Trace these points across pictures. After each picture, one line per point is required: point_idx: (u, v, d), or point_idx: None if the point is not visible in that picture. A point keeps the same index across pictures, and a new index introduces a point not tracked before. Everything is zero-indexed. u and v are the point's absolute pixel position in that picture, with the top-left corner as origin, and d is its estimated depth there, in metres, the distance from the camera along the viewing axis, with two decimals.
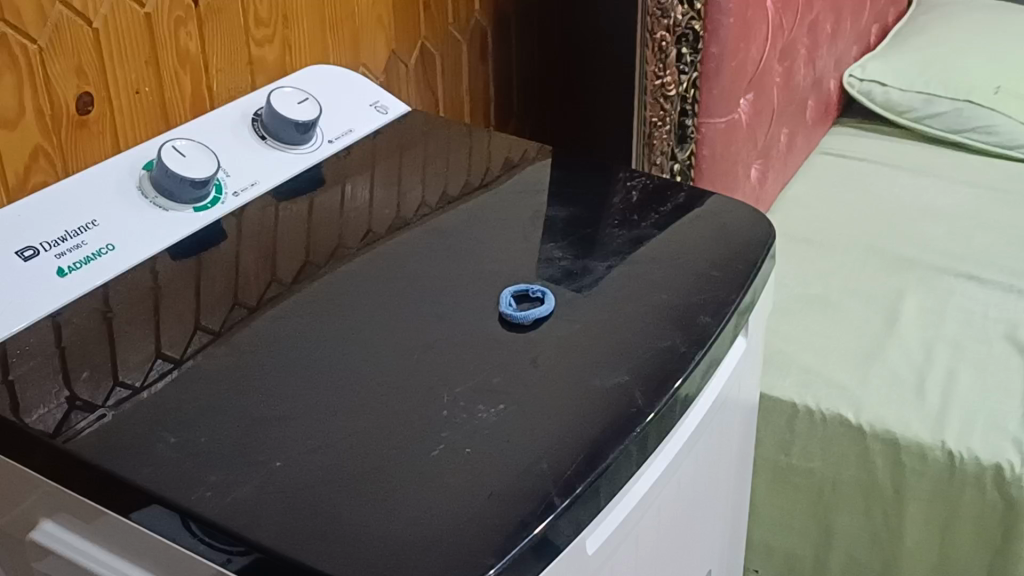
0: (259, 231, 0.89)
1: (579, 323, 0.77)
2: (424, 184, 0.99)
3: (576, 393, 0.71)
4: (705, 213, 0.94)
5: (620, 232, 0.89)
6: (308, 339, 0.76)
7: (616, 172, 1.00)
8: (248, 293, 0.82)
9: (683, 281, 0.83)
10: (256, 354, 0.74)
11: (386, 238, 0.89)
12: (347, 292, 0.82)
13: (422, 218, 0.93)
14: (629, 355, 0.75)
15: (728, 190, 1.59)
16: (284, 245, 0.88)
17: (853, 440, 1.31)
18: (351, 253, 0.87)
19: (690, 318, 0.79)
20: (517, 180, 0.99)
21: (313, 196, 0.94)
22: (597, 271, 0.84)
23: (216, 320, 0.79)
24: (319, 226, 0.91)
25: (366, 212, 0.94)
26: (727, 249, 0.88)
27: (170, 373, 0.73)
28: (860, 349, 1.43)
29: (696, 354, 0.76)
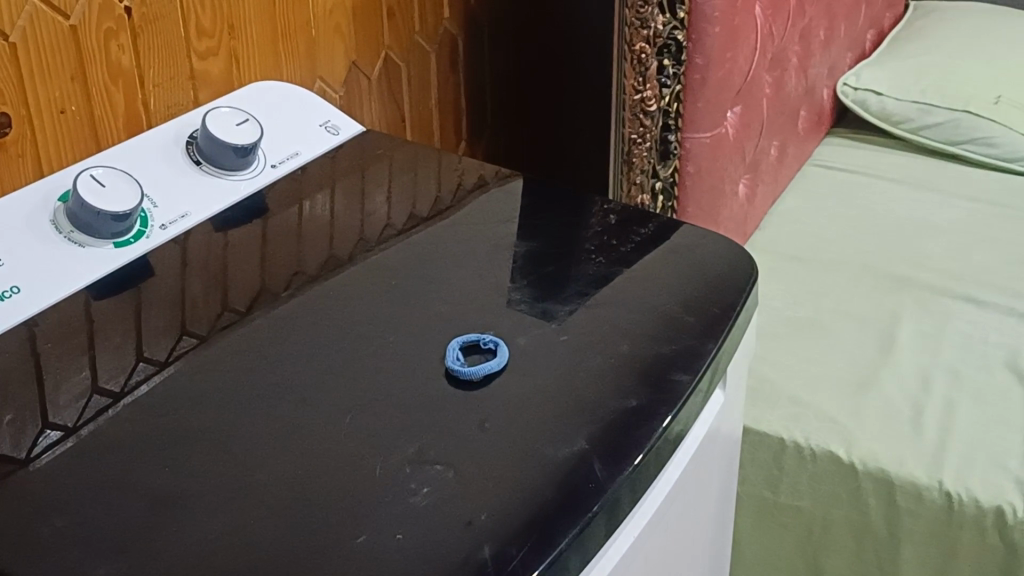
0: (196, 265, 0.82)
1: (533, 379, 0.69)
2: (376, 213, 0.90)
3: (527, 464, 0.63)
4: (680, 248, 0.85)
5: (598, 258, 0.83)
6: (229, 399, 0.68)
7: (586, 201, 0.92)
8: (198, 321, 0.76)
9: (653, 328, 0.75)
10: (169, 417, 0.66)
11: (323, 278, 0.81)
12: (280, 341, 0.74)
13: (364, 254, 0.85)
14: (588, 417, 0.66)
15: (714, 207, 1.50)
16: (217, 283, 0.80)
17: (844, 478, 1.23)
18: (285, 297, 0.79)
19: (659, 373, 0.71)
20: (476, 211, 0.91)
21: (246, 229, 0.86)
22: (558, 316, 0.75)
23: (161, 351, 0.73)
24: (259, 261, 0.83)
25: (309, 245, 0.86)
26: (704, 290, 0.80)
27: (107, 412, 0.67)
28: (851, 378, 1.34)
29: (665, 415, 0.67)
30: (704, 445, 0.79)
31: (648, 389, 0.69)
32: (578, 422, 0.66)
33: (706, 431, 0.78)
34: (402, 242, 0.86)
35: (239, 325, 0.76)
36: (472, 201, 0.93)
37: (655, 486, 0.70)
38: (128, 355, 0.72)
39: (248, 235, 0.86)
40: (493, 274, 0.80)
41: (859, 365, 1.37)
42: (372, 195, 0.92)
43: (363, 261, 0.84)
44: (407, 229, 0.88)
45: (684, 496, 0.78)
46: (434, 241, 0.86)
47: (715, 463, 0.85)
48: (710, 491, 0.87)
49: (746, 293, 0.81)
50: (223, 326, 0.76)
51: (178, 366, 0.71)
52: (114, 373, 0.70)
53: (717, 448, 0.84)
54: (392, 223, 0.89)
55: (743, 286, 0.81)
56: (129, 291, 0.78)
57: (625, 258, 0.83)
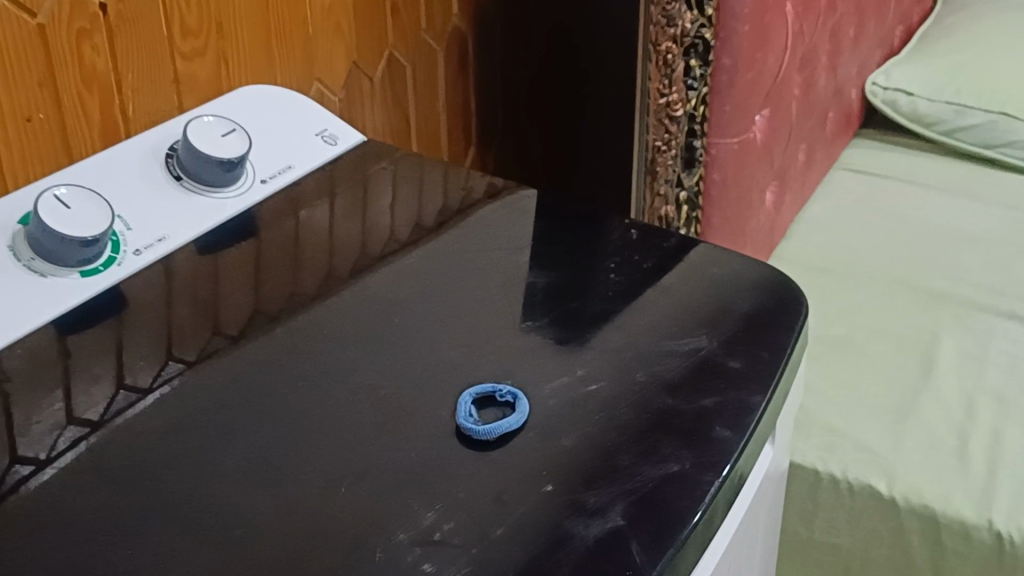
0: (180, 292, 0.73)
1: (556, 441, 0.59)
2: (376, 236, 0.81)
3: (553, 546, 0.53)
4: (718, 280, 0.76)
5: (616, 275, 0.75)
6: (204, 462, 0.58)
7: (608, 222, 0.82)
8: (187, 349, 0.68)
9: (693, 377, 0.65)
10: (135, 485, 0.57)
11: (317, 304, 0.73)
12: (264, 390, 0.64)
13: (361, 274, 0.76)
14: (621, 486, 0.57)
15: (741, 218, 1.41)
16: (196, 315, 0.71)
17: (885, 514, 1.14)
18: (274, 331, 0.70)
19: (701, 433, 0.61)
20: (490, 231, 0.81)
21: (232, 254, 0.77)
22: (584, 362, 0.66)
23: (146, 377, 0.65)
24: (245, 287, 0.74)
25: (302, 271, 0.76)
26: (748, 328, 0.70)
27: (84, 441, 0.60)
28: (890, 406, 1.25)
29: (710, 483, 0.58)
30: (754, 507, 0.69)
31: (689, 451, 0.60)
32: (609, 493, 0.56)
33: (758, 491, 0.68)
34: (398, 260, 0.78)
35: (219, 363, 0.66)
36: (470, 215, 0.84)
37: (701, 564, 0.60)
38: (106, 382, 0.64)
39: (233, 261, 0.76)
40: (508, 311, 0.71)
41: (897, 391, 1.27)
42: (369, 215, 0.83)
43: (356, 284, 0.75)
44: (399, 245, 0.80)
45: (733, 567, 0.68)
46: (441, 269, 0.77)
47: (767, 521, 0.74)
48: (761, 553, 0.76)
49: (798, 332, 0.71)
50: (202, 365, 0.66)
51: (163, 394, 0.64)
52: (91, 403, 0.63)
53: (769, 506, 0.74)
54: (396, 233, 0.81)
55: (794, 324, 0.71)
56: (95, 326, 0.69)
57: (645, 271, 0.76)
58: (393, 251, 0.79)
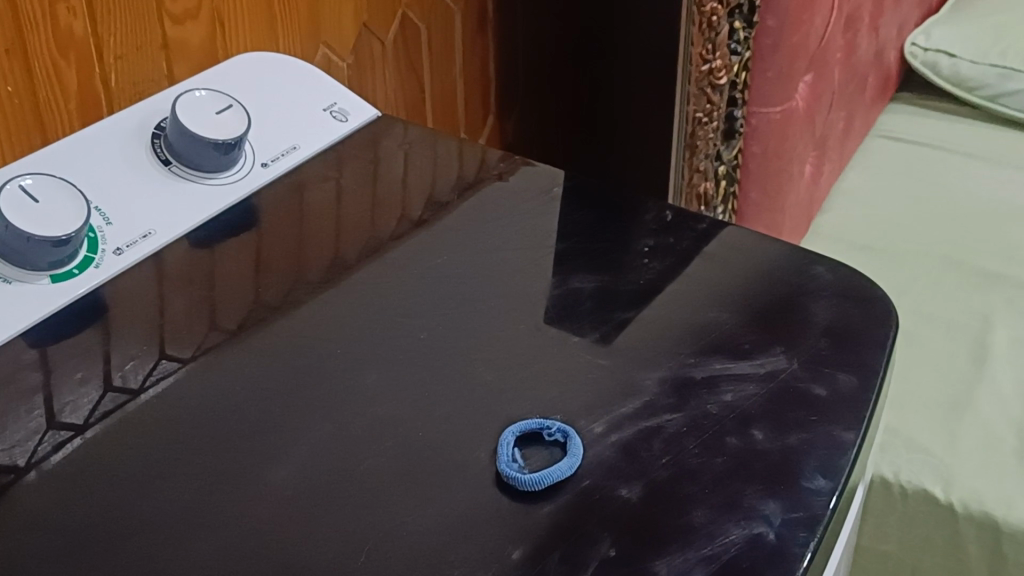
0: (172, 290, 0.63)
1: (615, 493, 0.50)
2: (388, 228, 0.70)
3: None
4: (789, 281, 0.65)
5: (652, 262, 0.66)
6: (194, 518, 0.48)
7: (644, 207, 0.72)
8: (181, 347, 0.59)
9: (772, 407, 0.55)
10: (111, 549, 0.47)
11: (309, 295, 0.63)
12: (265, 424, 0.54)
13: (365, 258, 0.67)
14: (698, 550, 0.47)
15: (780, 192, 1.30)
16: (186, 323, 0.61)
17: (940, 521, 1.05)
18: (272, 343, 0.60)
19: (788, 484, 0.51)
20: (519, 218, 0.71)
21: (229, 249, 0.67)
22: (642, 389, 0.56)
23: (135, 375, 0.57)
24: (239, 288, 0.64)
25: (308, 270, 0.66)
26: (833, 344, 0.60)
27: (69, 445, 0.52)
28: (942, 400, 1.15)
29: (803, 548, 0.48)
30: (839, 558, 0.59)
31: (776, 505, 0.50)
32: (685, 559, 0.47)
33: (844, 540, 0.59)
34: (402, 246, 0.69)
35: (211, 386, 0.56)
36: (473, 193, 0.74)
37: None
38: (90, 382, 0.56)
39: (226, 259, 0.66)
40: (550, 325, 0.61)
41: (949, 383, 1.18)
42: (378, 198, 0.73)
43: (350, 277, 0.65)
44: (385, 241, 0.69)
45: None
46: (468, 269, 0.66)
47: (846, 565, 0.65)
48: None
49: (887, 351, 0.60)
50: (191, 387, 0.56)
51: (155, 390, 0.56)
52: (73, 397, 0.55)
53: (849, 548, 0.64)
54: (408, 211, 0.72)
55: (882, 341, 0.61)
56: (68, 340, 0.58)
57: (679, 256, 0.67)
58: (403, 247, 0.69)
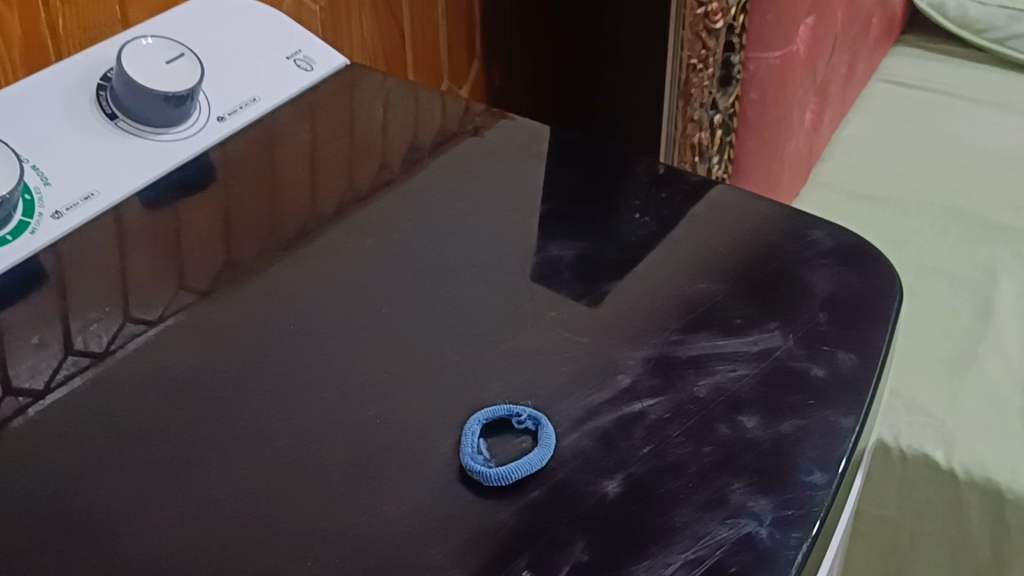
0: (139, 246, 0.59)
1: (591, 489, 0.45)
2: (361, 188, 0.66)
3: None
4: (785, 248, 0.60)
5: (645, 217, 0.62)
6: (130, 519, 0.44)
7: (630, 164, 0.66)
8: (151, 307, 0.56)
9: (765, 391, 0.50)
10: (35, 555, 0.43)
11: (254, 274, 0.58)
12: (212, 410, 0.49)
13: (315, 228, 0.62)
14: (681, 553, 0.43)
15: (778, 141, 1.25)
16: (130, 295, 0.56)
17: (941, 486, 1.01)
18: (224, 319, 0.55)
19: (781, 478, 0.46)
20: (496, 179, 0.66)
21: (182, 214, 0.62)
22: (623, 370, 0.51)
23: (99, 339, 0.53)
24: (193, 256, 0.59)
25: (267, 237, 0.61)
26: (832, 318, 0.55)
27: (27, 413, 0.49)
28: (945, 358, 1.11)
29: (795, 551, 0.44)
30: (834, 548, 0.55)
31: (767, 501, 0.45)
32: (666, 564, 0.42)
33: (841, 530, 0.54)
34: (368, 208, 0.64)
35: (156, 367, 0.52)
36: (444, 151, 0.69)
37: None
38: (50, 346, 0.52)
39: (179, 224, 0.61)
40: (525, 298, 0.56)
41: (952, 341, 1.13)
42: (351, 150, 0.68)
43: (306, 246, 0.61)
44: (353, 195, 0.65)
45: None
46: (439, 234, 0.61)
47: (842, 550, 0.61)
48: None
49: (890, 327, 0.55)
50: (132, 368, 0.52)
51: (123, 352, 0.53)
52: (32, 364, 0.51)
53: (846, 533, 0.60)
54: (388, 158, 0.68)
55: (886, 316, 0.56)
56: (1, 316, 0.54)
57: (669, 214, 0.62)
58: (363, 212, 0.64)
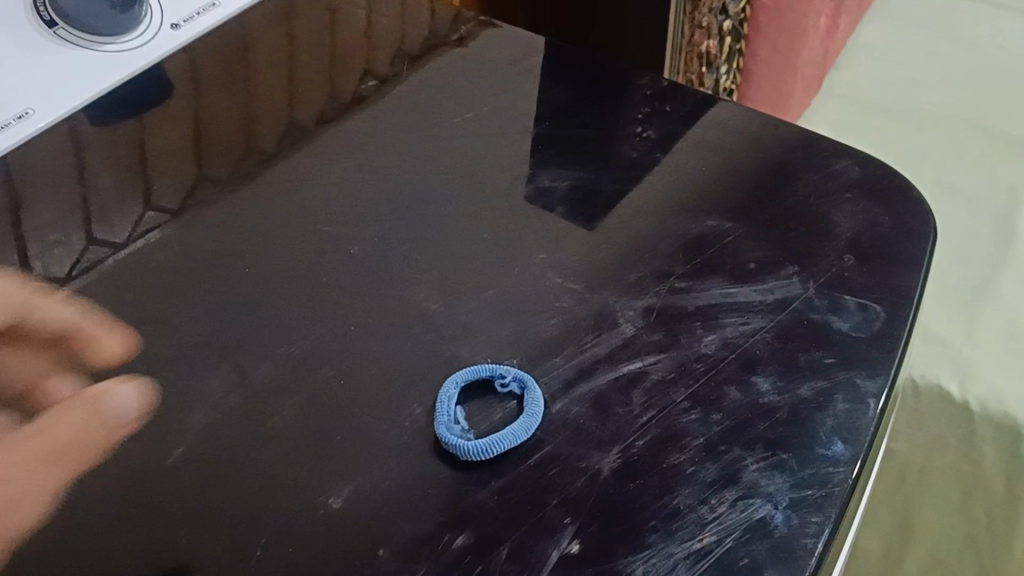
0: (98, 169, 0.53)
1: (584, 465, 0.40)
2: (344, 96, 0.59)
3: None
4: (806, 179, 0.53)
5: (647, 132, 0.56)
6: (64, 490, 0.39)
7: (629, 79, 0.59)
8: (112, 228, 0.50)
9: (781, 347, 0.45)
10: None
11: (235, 188, 0.53)
12: (157, 367, 0.44)
13: (291, 145, 0.56)
14: (685, 544, 0.37)
15: (792, 48, 1.17)
16: (74, 217, 0.50)
17: (954, 422, 0.92)
18: (175, 258, 0.49)
19: (798, 453, 0.41)
20: (484, 90, 0.59)
21: (144, 130, 0.55)
22: (621, 323, 0.45)
23: (60, 263, 0.48)
24: (155, 179, 0.53)
25: (235, 155, 0.55)
26: (859, 262, 0.49)
27: None
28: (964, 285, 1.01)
29: (815, 539, 0.38)
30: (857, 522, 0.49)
31: (782, 479, 0.40)
32: (667, 557, 0.37)
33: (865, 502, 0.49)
34: (343, 124, 0.57)
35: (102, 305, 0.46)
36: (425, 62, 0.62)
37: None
38: (4, 270, 0.47)
39: (133, 142, 0.54)
40: (515, 238, 0.50)
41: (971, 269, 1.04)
42: (331, 56, 0.61)
43: (275, 167, 0.54)
44: (337, 105, 0.58)
45: None
46: (421, 159, 0.55)
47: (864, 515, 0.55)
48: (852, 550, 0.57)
49: (923, 272, 0.49)
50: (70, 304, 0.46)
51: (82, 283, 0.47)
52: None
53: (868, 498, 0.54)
54: (374, 64, 0.61)
55: (918, 260, 0.49)
56: None
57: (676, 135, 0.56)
58: (328, 131, 0.57)
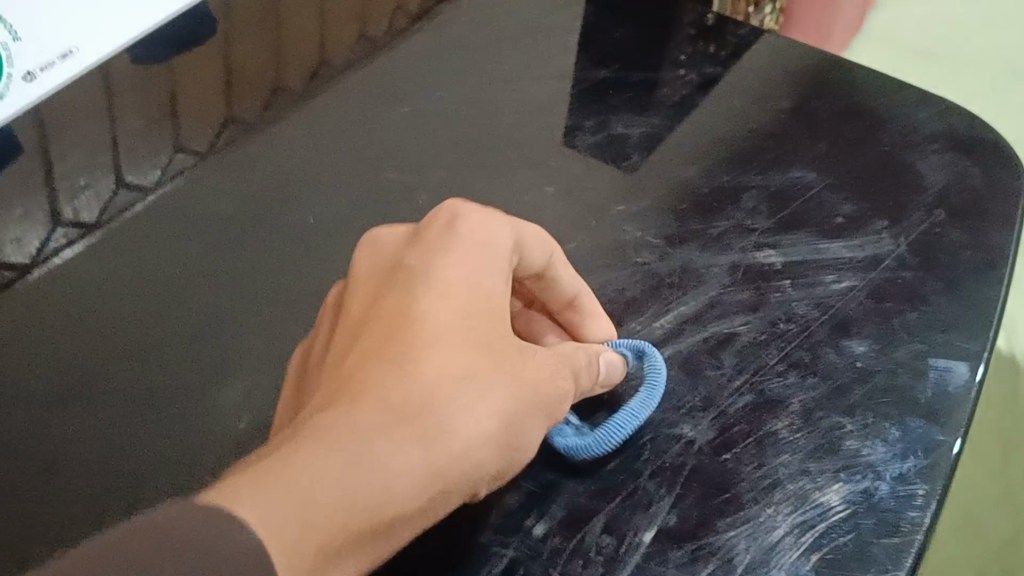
0: (127, 113, 0.49)
1: (676, 433, 0.38)
2: (378, 29, 0.55)
3: None
4: (889, 128, 0.51)
5: (690, 71, 0.54)
6: (458, 368, 0.32)
7: (676, 11, 0.57)
8: (140, 169, 0.47)
9: (874, 307, 0.42)
10: (24, 505, 0.37)
11: (267, 125, 0.50)
12: (199, 330, 0.42)
13: (322, 80, 0.52)
14: (788, 517, 0.35)
15: None
16: (104, 157, 0.47)
17: None
18: (215, 204, 0.47)
19: (899, 420, 0.38)
20: (528, 20, 0.56)
21: (178, 66, 0.52)
22: (705, 283, 0.43)
23: (90, 206, 0.46)
24: (185, 116, 0.50)
25: (264, 90, 0.52)
26: (950, 216, 0.46)
27: (9, 291, 0.43)
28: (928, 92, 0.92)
29: (922, 512, 0.36)
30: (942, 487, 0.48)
31: (885, 446, 0.38)
32: (769, 531, 0.35)
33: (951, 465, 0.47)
34: (375, 67, 0.53)
35: (142, 257, 0.44)
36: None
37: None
38: (34, 214, 0.45)
39: (164, 80, 0.51)
40: (584, 188, 0.47)
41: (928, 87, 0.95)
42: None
43: (302, 112, 0.51)
44: (365, 48, 0.54)
45: None
46: (473, 99, 0.52)
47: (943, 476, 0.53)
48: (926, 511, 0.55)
49: (1018, 227, 0.46)
50: (107, 255, 0.44)
51: (114, 226, 0.45)
52: (14, 235, 0.44)
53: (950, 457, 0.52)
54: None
55: (1011, 214, 0.47)
56: None
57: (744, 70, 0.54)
58: (355, 74, 0.53)
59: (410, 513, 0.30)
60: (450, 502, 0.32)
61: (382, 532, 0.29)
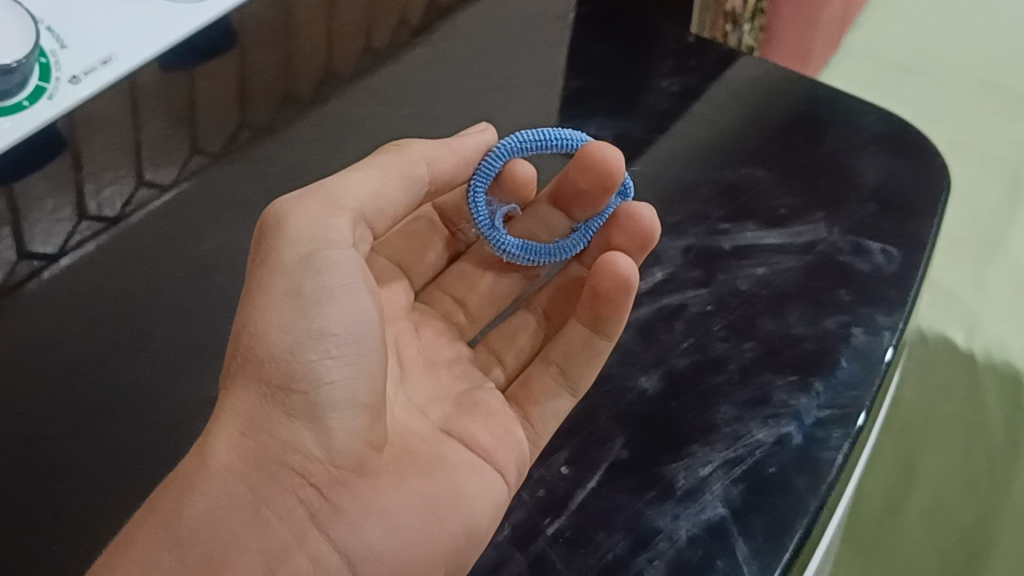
0: (153, 113, 0.52)
1: (630, 384, 0.44)
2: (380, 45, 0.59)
3: (626, 532, 0.40)
4: (831, 132, 0.57)
5: (671, 78, 0.61)
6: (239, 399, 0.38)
7: (651, 36, 0.64)
8: (161, 167, 0.51)
9: (808, 285, 0.49)
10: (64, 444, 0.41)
11: (281, 125, 0.54)
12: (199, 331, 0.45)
13: (335, 86, 0.57)
14: (722, 453, 0.42)
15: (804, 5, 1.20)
16: (126, 156, 0.50)
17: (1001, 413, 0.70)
18: (230, 196, 0.51)
19: (822, 377, 0.45)
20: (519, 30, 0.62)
21: (195, 72, 0.54)
22: (663, 261, 0.50)
23: (113, 203, 0.49)
24: (202, 121, 0.53)
25: (280, 91, 0.55)
26: (881, 209, 0.53)
27: (44, 275, 0.45)
28: (891, 65, 0.92)
29: (835, 452, 0.43)
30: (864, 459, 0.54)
31: (809, 398, 0.44)
32: (706, 464, 0.42)
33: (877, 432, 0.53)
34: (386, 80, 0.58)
35: (164, 247, 0.48)
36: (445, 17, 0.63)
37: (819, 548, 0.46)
38: (61, 201, 0.48)
39: (185, 83, 0.54)
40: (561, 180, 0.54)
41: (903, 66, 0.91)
42: None
43: (318, 113, 0.55)
44: (369, 60, 0.59)
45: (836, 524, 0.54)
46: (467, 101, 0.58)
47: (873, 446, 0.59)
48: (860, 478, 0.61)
49: (939, 221, 0.53)
50: (125, 248, 0.48)
51: (138, 220, 0.49)
52: (42, 227, 0.47)
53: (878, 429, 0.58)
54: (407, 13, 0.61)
55: (933, 207, 0.53)
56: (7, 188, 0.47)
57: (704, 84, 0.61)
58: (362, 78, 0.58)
59: (232, 519, 0.35)
60: (290, 472, 0.37)
61: (223, 550, 0.35)
